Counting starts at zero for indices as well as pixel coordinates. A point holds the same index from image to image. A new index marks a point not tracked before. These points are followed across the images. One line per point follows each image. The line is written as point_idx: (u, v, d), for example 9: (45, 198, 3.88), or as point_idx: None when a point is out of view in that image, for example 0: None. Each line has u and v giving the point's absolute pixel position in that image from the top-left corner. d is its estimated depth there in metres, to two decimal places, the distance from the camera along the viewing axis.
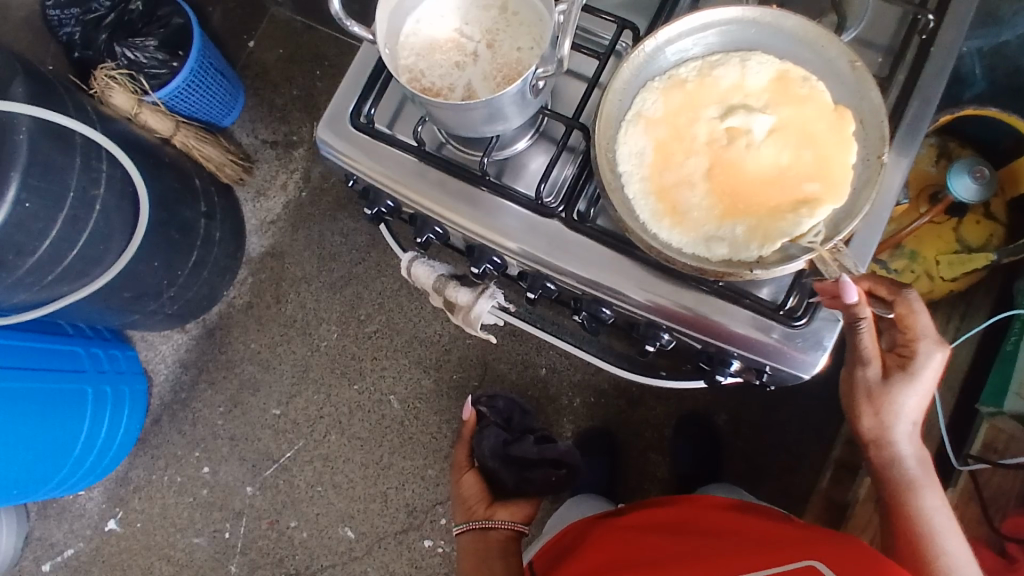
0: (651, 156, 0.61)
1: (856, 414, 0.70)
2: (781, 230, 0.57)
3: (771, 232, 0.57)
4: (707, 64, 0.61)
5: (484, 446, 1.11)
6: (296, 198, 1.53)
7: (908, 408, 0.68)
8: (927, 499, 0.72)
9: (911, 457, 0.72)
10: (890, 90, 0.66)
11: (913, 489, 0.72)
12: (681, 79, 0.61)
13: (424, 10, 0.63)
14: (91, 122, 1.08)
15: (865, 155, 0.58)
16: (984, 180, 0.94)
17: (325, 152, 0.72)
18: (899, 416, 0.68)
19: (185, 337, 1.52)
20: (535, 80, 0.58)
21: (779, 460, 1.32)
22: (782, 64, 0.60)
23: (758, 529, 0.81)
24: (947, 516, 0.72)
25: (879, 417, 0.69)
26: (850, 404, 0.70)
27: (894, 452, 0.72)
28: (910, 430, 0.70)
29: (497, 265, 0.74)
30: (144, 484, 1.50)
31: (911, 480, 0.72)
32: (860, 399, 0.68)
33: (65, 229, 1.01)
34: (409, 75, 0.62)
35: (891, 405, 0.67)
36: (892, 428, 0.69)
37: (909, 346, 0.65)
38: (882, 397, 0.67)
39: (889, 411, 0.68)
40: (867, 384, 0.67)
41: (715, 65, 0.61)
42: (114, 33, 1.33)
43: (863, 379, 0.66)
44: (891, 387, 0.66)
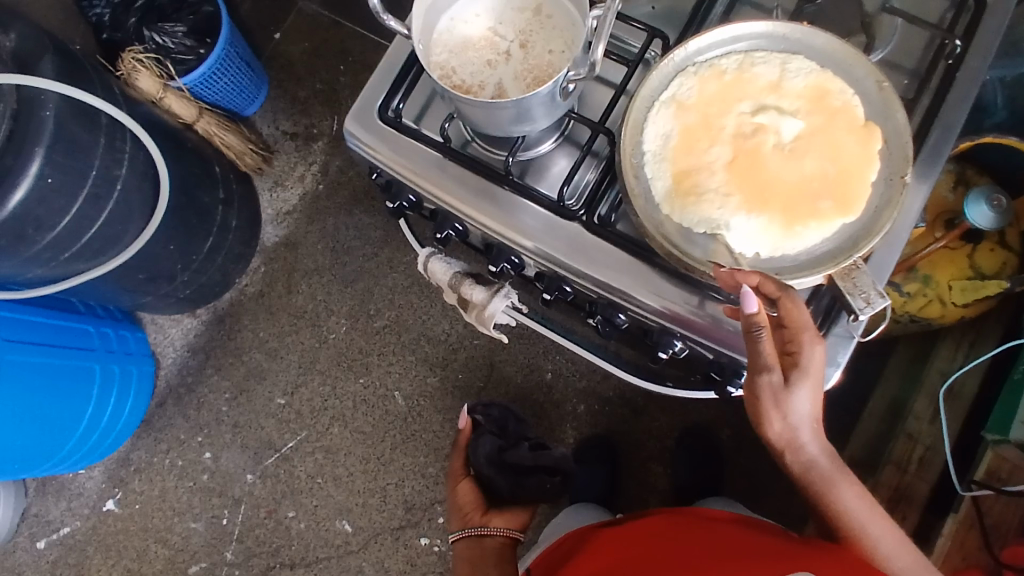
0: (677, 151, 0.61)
1: (763, 423, 0.62)
2: (791, 232, 0.57)
3: (781, 233, 0.57)
4: (748, 61, 0.62)
5: (479, 454, 1.12)
6: (313, 190, 1.55)
7: (810, 407, 0.61)
8: (846, 494, 0.69)
9: (822, 455, 0.68)
10: (915, 112, 0.66)
11: (833, 490, 0.69)
12: (720, 70, 0.62)
13: (459, 9, 0.64)
14: (117, 102, 1.09)
15: (887, 175, 0.59)
16: (1001, 209, 0.94)
17: (352, 143, 0.73)
18: (803, 420, 0.62)
19: (195, 322, 1.54)
20: (566, 83, 0.59)
21: (779, 477, 1.32)
22: (821, 74, 0.61)
23: (756, 543, 0.81)
24: (864, 500, 0.71)
25: (786, 422, 0.62)
26: (755, 413, 0.62)
27: (803, 454, 0.67)
28: (815, 429, 0.65)
29: (514, 264, 0.74)
30: (145, 466, 1.50)
31: (829, 480, 0.69)
32: (765, 410, 0.61)
33: (85, 207, 1.02)
34: (441, 71, 0.63)
35: (790, 409, 0.60)
36: (799, 430, 0.64)
37: (797, 341, 0.58)
38: (787, 402, 0.60)
39: (794, 416, 0.61)
40: (772, 394, 0.59)
41: (756, 62, 0.62)
42: (144, 16, 1.35)
43: (769, 390, 0.59)
44: (796, 392, 0.59)
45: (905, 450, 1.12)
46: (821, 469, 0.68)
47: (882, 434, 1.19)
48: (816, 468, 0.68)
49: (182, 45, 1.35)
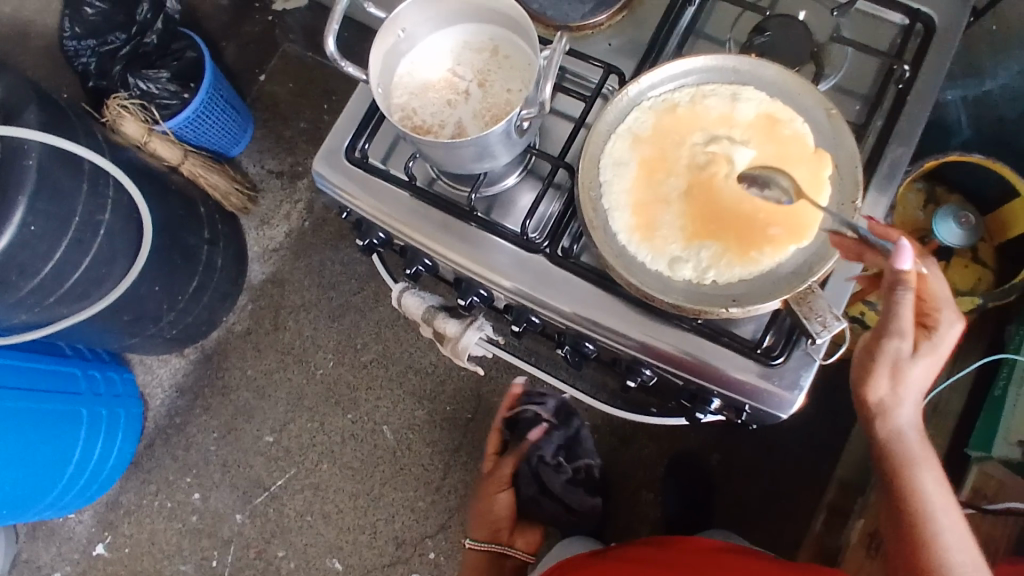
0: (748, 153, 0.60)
1: (868, 386, 0.64)
2: (746, 261, 0.60)
3: (735, 261, 0.60)
4: (700, 93, 0.64)
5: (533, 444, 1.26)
6: (298, 227, 1.56)
7: (923, 382, 0.64)
8: (929, 478, 0.67)
9: (912, 428, 0.67)
10: (867, 136, 0.68)
11: (915, 472, 0.67)
12: (673, 103, 0.64)
13: (419, 53, 0.66)
14: (101, 148, 1.11)
15: (839, 201, 0.60)
16: (970, 226, 0.96)
17: (322, 184, 0.75)
18: (912, 388, 0.64)
19: (183, 361, 1.54)
20: (520, 121, 0.60)
21: (770, 502, 1.31)
22: (771, 104, 0.63)
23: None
24: (946, 497, 0.67)
25: (893, 389, 0.64)
26: (863, 373, 0.64)
27: (895, 424, 0.66)
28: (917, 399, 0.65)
29: (483, 297, 0.76)
30: (134, 508, 1.49)
31: (911, 451, 0.67)
32: (884, 365, 0.62)
33: (69, 251, 1.03)
34: (402, 113, 0.65)
35: (904, 379, 0.63)
36: (902, 397, 0.64)
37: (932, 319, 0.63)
38: (907, 370, 0.62)
39: (904, 385, 0.63)
40: (893, 358, 0.61)
41: (708, 95, 0.63)
42: (129, 64, 1.38)
43: (892, 353, 0.61)
44: (916, 363, 0.62)
45: None
46: (913, 445, 0.67)
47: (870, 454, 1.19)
48: (907, 444, 0.67)
49: (167, 90, 1.38)
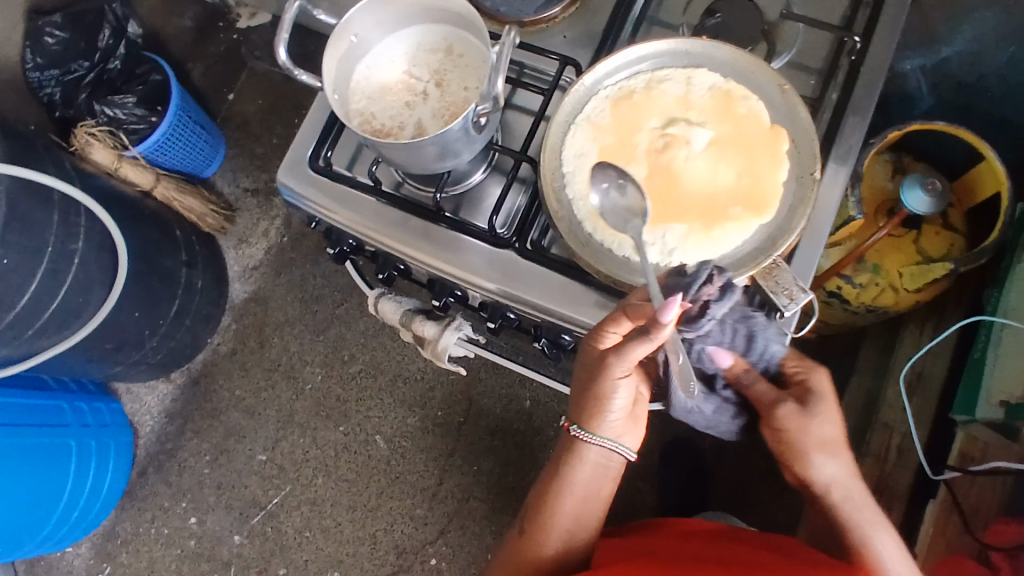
0: (626, 192, 0.61)
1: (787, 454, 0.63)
2: (710, 239, 0.60)
3: (701, 242, 0.60)
4: (654, 79, 0.65)
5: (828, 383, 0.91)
6: (277, 243, 1.56)
7: (836, 440, 0.62)
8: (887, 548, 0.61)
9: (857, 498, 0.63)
10: (822, 111, 0.69)
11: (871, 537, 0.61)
12: (629, 90, 0.65)
13: (374, 57, 0.66)
14: (69, 177, 1.11)
15: (797, 174, 0.61)
16: (937, 192, 0.96)
17: (288, 195, 0.75)
18: (829, 450, 0.62)
19: (170, 386, 1.53)
20: (478, 117, 0.60)
21: (765, 483, 1.31)
22: (724, 84, 0.64)
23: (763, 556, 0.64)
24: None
25: (811, 455, 0.62)
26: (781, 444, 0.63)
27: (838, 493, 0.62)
28: (843, 462, 0.63)
29: (458, 297, 0.76)
30: (131, 537, 1.48)
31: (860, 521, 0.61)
32: (798, 446, 0.62)
33: (44, 282, 1.03)
34: (361, 118, 0.65)
35: (821, 440, 0.62)
36: (827, 459, 0.62)
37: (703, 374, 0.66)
38: (812, 429, 0.61)
39: (820, 444, 0.62)
40: (789, 421, 0.61)
41: (662, 80, 0.64)
42: (94, 91, 1.38)
43: (787, 417, 0.61)
44: (819, 421, 0.61)
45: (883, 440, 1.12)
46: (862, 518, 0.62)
47: None
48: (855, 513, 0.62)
49: (133, 115, 1.38)
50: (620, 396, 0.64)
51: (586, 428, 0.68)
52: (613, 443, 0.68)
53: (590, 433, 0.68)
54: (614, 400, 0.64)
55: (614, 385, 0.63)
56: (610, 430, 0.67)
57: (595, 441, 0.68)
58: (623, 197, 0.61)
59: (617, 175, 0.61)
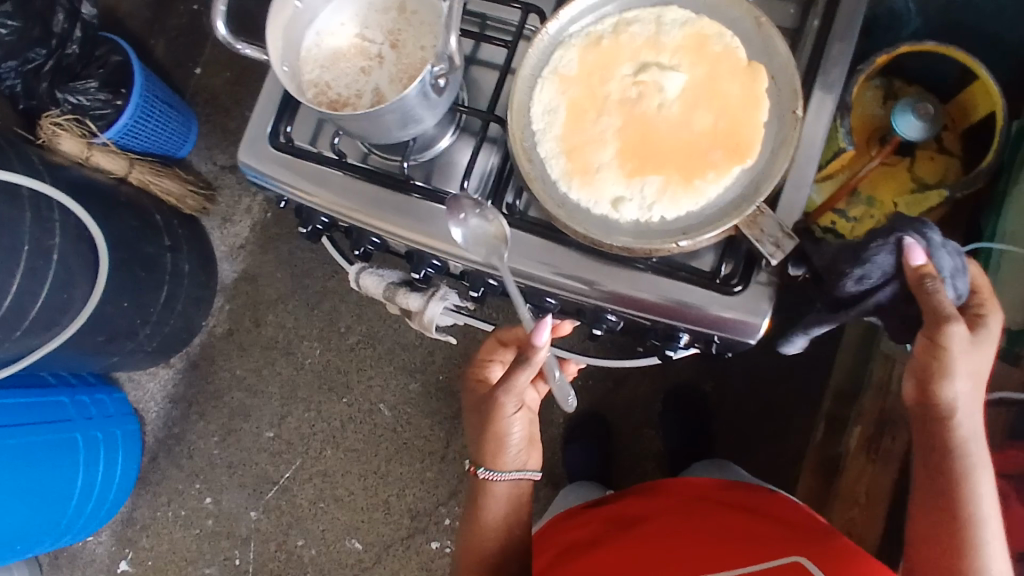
0: (489, 219, 0.64)
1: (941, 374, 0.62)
2: (691, 190, 0.57)
3: (681, 194, 0.57)
4: (622, 22, 0.61)
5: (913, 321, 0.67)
6: (261, 219, 1.53)
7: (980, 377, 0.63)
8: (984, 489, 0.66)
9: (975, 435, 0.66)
10: (802, 43, 0.65)
11: (974, 474, 0.66)
12: (596, 37, 0.61)
13: (322, 21, 0.63)
14: (38, 172, 1.08)
15: (778, 113, 0.58)
16: (929, 117, 0.92)
17: (253, 176, 0.72)
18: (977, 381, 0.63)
19: (171, 372, 1.53)
20: (435, 79, 0.57)
21: (770, 421, 1.31)
22: (696, 21, 0.60)
23: (745, 526, 0.77)
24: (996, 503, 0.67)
25: (963, 377, 0.62)
26: (935, 366, 0.62)
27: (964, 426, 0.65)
28: (976, 396, 0.64)
29: (437, 268, 0.74)
30: (149, 521, 1.50)
31: (975, 458, 0.66)
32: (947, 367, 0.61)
33: (26, 283, 1.01)
34: (315, 89, 0.62)
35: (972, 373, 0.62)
36: (967, 388, 0.63)
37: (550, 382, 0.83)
38: (971, 357, 0.61)
39: (972, 372, 0.62)
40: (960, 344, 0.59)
41: (630, 23, 0.61)
42: (55, 79, 1.33)
43: (960, 339, 0.59)
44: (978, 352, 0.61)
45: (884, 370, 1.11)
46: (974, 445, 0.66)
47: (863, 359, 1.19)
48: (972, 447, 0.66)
49: (98, 100, 1.34)
50: (516, 429, 0.75)
51: (488, 469, 0.77)
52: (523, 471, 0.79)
53: (492, 472, 0.77)
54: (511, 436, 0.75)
55: (506, 423, 0.74)
56: (515, 462, 0.78)
57: (505, 476, 0.77)
58: (487, 224, 0.64)
59: (474, 205, 0.64)
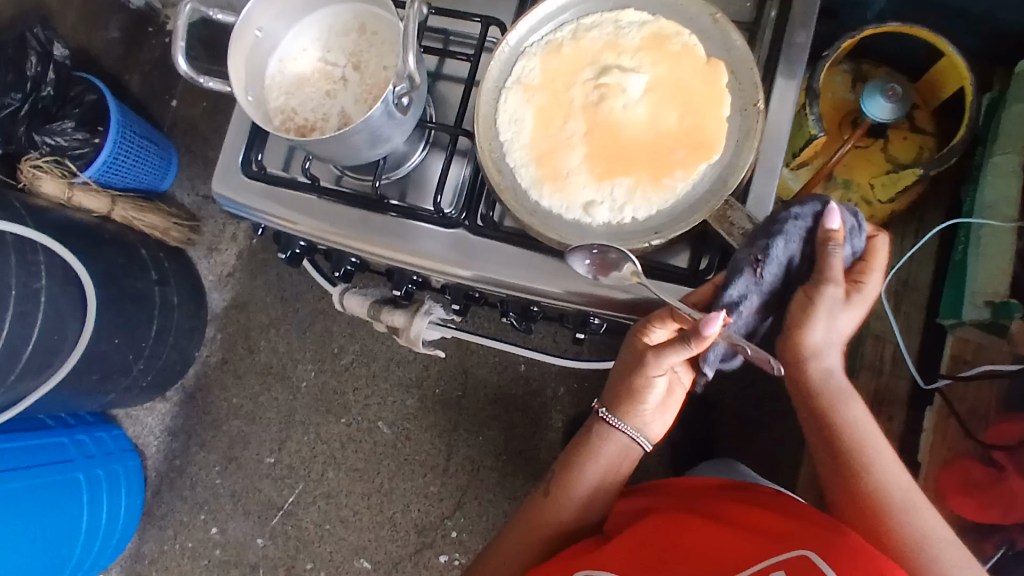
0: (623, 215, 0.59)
1: (800, 334, 0.62)
2: (659, 188, 0.58)
3: (651, 193, 0.58)
4: (581, 27, 0.61)
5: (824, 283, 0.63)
6: (248, 246, 1.53)
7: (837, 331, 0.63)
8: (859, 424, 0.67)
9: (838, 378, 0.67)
10: (761, 36, 0.66)
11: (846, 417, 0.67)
12: (557, 43, 0.61)
13: (285, 48, 0.63)
14: (21, 216, 1.08)
15: (740, 107, 0.59)
16: (898, 98, 0.93)
17: (228, 206, 0.72)
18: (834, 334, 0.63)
19: (168, 405, 1.52)
20: (398, 98, 0.57)
21: (767, 409, 1.31)
22: (654, 22, 0.60)
23: (761, 519, 0.69)
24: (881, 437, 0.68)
25: (825, 332, 0.61)
26: (793, 327, 0.62)
27: (827, 374, 0.66)
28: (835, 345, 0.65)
29: (418, 283, 0.75)
30: (157, 556, 1.50)
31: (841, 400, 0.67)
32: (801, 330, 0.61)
33: (16, 327, 1.01)
34: (282, 116, 0.62)
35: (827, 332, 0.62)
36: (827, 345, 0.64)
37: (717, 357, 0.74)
38: (835, 318, 0.60)
39: (831, 327, 0.62)
40: (828, 304, 0.59)
41: (589, 27, 0.61)
42: (32, 121, 1.34)
43: (829, 300, 0.59)
44: (845, 308, 0.60)
45: (875, 351, 1.10)
46: (842, 393, 0.67)
47: None
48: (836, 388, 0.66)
49: (76, 139, 1.34)
50: (655, 391, 0.70)
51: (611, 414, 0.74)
52: (640, 435, 0.74)
53: (614, 419, 0.74)
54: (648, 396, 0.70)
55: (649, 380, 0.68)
56: (638, 420, 0.73)
57: (624, 428, 0.74)
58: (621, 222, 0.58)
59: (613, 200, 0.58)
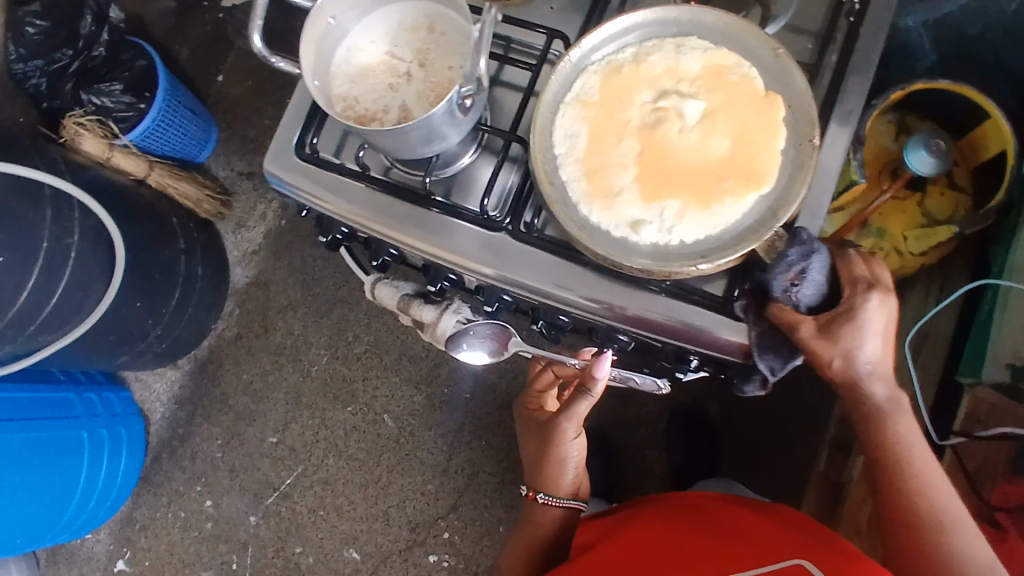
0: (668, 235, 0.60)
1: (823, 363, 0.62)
2: (708, 213, 0.59)
3: (699, 215, 0.59)
4: (642, 51, 0.62)
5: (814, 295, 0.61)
6: (276, 226, 1.54)
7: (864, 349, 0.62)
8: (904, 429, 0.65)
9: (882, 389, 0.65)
10: (820, 77, 0.67)
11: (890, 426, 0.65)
12: (617, 66, 0.62)
13: (354, 39, 0.64)
14: (59, 172, 1.09)
15: (795, 143, 0.59)
16: (940, 152, 0.94)
17: (276, 184, 0.73)
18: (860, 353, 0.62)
19: (178, 373, 1.54)
20: (461, 99, 0.58)
21: (773, 446, 1.32)
22: (715, 50, 0.62)
23: (765, 531, 0.77)
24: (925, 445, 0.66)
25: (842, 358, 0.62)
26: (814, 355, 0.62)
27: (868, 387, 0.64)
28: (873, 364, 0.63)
29: (453, 281, 0.75)
30: (149, 522, 1.51)
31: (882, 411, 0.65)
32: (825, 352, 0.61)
33: (41, 280, 1.02)
34: (343, 103, 0.63)
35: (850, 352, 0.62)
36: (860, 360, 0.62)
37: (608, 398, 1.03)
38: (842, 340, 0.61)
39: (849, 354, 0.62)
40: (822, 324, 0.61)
41: (650, 52, 0.62)
42: (80, 79, 1.36)
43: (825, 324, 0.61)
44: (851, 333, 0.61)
45: None
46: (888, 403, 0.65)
47: None
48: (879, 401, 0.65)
49: (121, 102, 1.36)
50: (574, 453, 0.92)
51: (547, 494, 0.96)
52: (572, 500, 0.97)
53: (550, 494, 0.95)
54: (569, 458, 0.92)
55: (567, 446, 0.91)
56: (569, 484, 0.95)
57: (561, 499, 0.96)
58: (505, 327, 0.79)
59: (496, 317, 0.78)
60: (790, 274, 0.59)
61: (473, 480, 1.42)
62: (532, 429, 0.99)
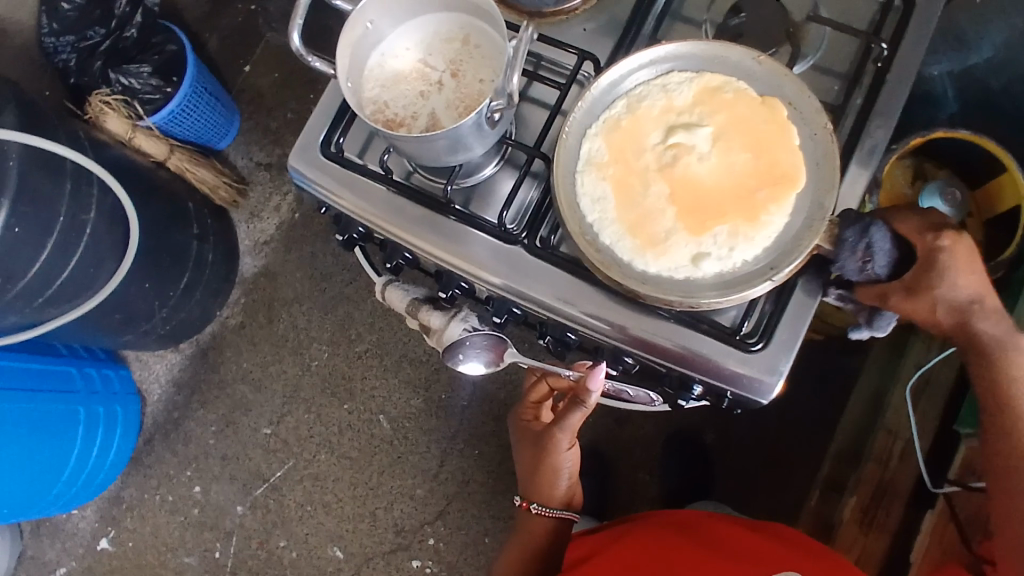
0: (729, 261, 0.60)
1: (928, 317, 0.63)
2: (760, 226, 0.60)
3: (750, 234, 0.59)
4: (633, 100, 0.63)
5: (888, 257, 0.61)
6: (289, 219, 1.55)
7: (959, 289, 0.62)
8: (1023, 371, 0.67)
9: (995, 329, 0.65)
10: (844, 118, 0.68)
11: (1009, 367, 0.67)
12: (615, 118, 0.63)
13: (388, 44, 0.65)
14: (82, 148, 1.10)
15: (815, 179, 0.60)
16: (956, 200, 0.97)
17: (299, 180, 0.74)
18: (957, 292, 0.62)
19: (179, 356, 1.54)
20: (491, 112, 0.59)
21: (765, 479, 1.32)
22: (700, 78, 0.63)
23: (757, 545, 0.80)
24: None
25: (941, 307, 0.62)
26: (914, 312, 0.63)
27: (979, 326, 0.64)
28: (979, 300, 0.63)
29: (464, 289, 0.76)
30: (136, 503, 1.51)
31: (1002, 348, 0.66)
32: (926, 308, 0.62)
33: (54, 254, 1.03)
34: (374, 107, 0.64)
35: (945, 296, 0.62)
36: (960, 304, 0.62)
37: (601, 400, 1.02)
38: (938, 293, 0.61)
39: (944, 297, 0.62)
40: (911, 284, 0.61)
41: (641, 98, 0.63)
42: (110, 59, 1.35)
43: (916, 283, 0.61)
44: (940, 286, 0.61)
45: (885, 444, 1.12)
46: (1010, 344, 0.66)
47: (864, 430, 1.20)
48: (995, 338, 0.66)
49: (149, 84, 1.37)
50: (567, 463, 0.93)
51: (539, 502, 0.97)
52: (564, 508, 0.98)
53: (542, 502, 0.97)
54: (563, 468, 0.93)
55: (561, 456, 0.91)
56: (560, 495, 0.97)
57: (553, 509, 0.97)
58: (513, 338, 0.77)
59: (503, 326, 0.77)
60: (857, 257, 0.60)
61: (463, 488, 1.43)
62: (526, 437, 0.98)
